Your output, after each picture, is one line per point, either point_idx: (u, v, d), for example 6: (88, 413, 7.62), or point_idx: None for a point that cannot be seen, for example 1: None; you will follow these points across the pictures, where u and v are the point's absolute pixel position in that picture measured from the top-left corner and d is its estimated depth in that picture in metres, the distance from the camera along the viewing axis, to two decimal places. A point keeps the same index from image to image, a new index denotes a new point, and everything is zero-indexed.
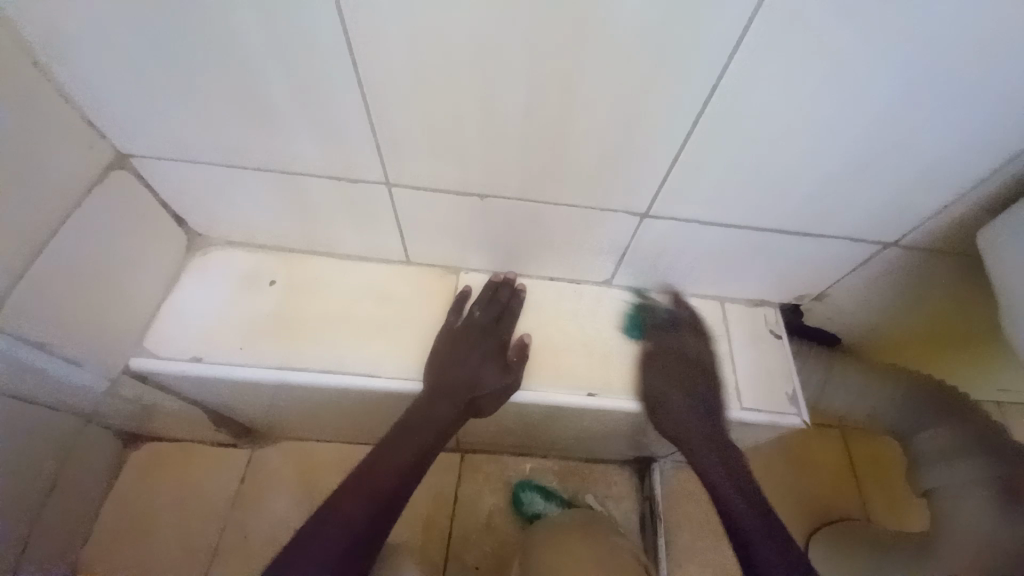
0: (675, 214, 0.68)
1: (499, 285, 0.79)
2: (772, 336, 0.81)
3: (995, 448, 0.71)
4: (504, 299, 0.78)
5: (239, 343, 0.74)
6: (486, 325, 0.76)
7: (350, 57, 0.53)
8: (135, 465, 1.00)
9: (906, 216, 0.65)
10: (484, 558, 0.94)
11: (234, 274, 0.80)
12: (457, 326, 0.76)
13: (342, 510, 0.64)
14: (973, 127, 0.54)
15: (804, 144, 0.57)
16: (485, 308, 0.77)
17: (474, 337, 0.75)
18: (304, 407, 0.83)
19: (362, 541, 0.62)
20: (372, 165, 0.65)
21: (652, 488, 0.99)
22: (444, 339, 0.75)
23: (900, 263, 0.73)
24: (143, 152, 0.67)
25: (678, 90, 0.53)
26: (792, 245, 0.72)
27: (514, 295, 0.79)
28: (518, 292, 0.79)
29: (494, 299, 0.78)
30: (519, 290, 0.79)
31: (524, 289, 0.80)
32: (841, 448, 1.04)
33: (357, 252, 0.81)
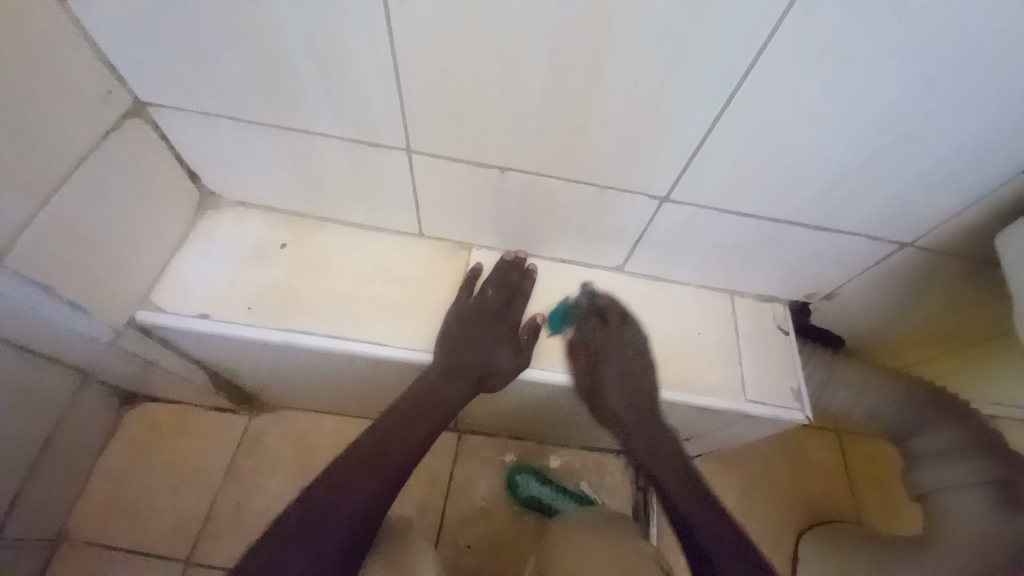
0: (691, 203, 0.67)
1: (510, 265, 0.79)
2: (779, 333, 0.81)
3: (991, 448, 0.74)
4: (514, 279, 0.78)
5: (246, 305, 0.74)
6: (497, 306, 0.76)
7: (371, 24, 0.51)
8: (134, 422, 1.01)
9: (925, 218, 0.64)
10: (478, 538, 0.95)
11: (245, 237, 0.80)
12: (468, 305, 0.76)
13: (348, 483, 0.64)
14: (1005, 129, 0.53)
15: (829, 140, 0.56)
16: (497, 288, 0.77)
17: (486, 317, 0.75)
18: (309, 375, 0.83)
19: (367, 516, 0.62)
20: (389, 135, 0.64)
21: (647, 479, 1.00)
22: (454, 315, 0.75)
23: (914, 266, 0.72)
24: (161, 105, 0.66)
25: (708, 73, 0.51)
26: (808, 243, 0.71)
27: (525, 276, 0.78)
28: (528, 273, 0.79)
29: (505, 279, 0.78)
30: (529, 271, 0.79)
31: (536, 270, 0.80)
32: (837, 451, 1.04)
33: (370, 223, 0.80)
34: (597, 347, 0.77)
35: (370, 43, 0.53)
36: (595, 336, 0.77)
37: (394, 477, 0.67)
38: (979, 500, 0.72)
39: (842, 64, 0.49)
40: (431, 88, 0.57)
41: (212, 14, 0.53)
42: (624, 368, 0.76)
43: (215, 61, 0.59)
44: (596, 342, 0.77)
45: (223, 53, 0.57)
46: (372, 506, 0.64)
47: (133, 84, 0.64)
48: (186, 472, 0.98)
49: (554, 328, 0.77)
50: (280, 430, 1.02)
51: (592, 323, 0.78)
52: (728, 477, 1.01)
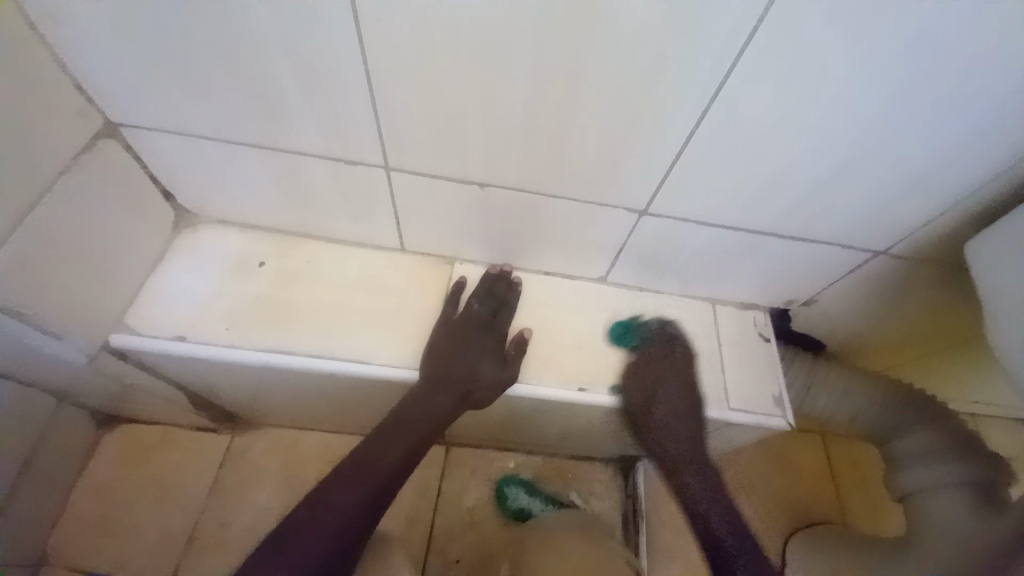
0: (672, 214, 0.67)
1: (494, 277, 0.79)
2: (761, 339, 0.82)
3: (972, 450, 0.76)
4: (500, 291, 0.78)
5: (226, 325, 0.72)
6: (484, 319, 0.76)
7: (351, 41, 0.51)
8: (113, 443, 0.98)
9: (897, 226, 0.66)
10: (467, 552, 0.94)
11: (225, 254, 0.78)
12: (454, 318, 0.76)
13: (333, 503, 0.63)
14: (969, 139, 0.55)
15: (803, 150, 0.57)
16: (483, 300, 0.77)
17: (472, 331, 0.75)
18: (291, 393, 0.82)
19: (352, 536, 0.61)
20: (370, 150, 0.64)
21: (636, 486, 1.00)
22: (440, 329, 0.74)
23: (890, 272, 0.73)
24: (137, 122, 0.65)
25: (686, 87, 0.52)
26: (788, 251, 0.72)
27: (510, 289, 0.78)
28: (513, 285, 0.79)
29: (490, 292, 0.78)
30: (514, 283, 0.79)
31: (521, 282, 0.79)
32: (822, 453, 1.06)
33: (352, 238, 0.80)
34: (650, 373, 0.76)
35: (350, 59, 0.53)
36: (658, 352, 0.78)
37: (378, 496, 0.65)
38: (961, 500, 0.74)
39: (813, 77, 0.50)
40: (413, 104, 0.57)
41: (189, 30, 0.53)
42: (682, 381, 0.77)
43: (193, 77, 0.58)
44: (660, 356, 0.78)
45: (200, 69, 0.56)
46: (359, 522, 0.63)
47: (106, 101, 0.63)
48: (167, 493, 0.96)
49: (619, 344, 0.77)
50: (265, 448, 1.01)
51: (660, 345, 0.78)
52: None
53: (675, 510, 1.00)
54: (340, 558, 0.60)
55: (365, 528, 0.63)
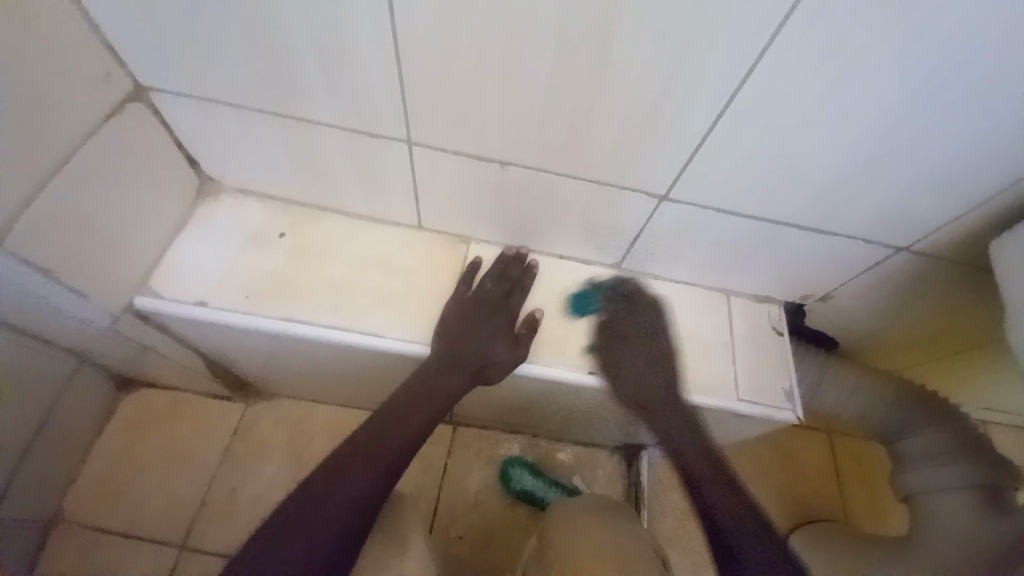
0: (691, 202, 0.67)
1: (510, 259, 0.79)
2: (773, 333, 0.81)
3: (978, 452, 0.75)
4: (514, 272, 0.78)
5: (244, 293, 0.74)
6: (496, 298, 0.76)
7: (378, 12, 0.51)
8: (131, 406, 1.01)
9: (922, 223, 0.64)
10: (470, 529, 0.96)
11: (244, 224, 0.79)
12: (467, 296, 0.76)
13: (352, 470, 0.64)
14: (1007, 134, 0.53)
15: (830, 142, 0.56)
16: (497, 282, 0.77)
17: (485, 309, 0.75)
18: (305, 364, 0.83)
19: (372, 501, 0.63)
20: (390, 125, 0.64)
21: (638, 474, 1.01)
22: (453, 308, 0.75)
23: (909, 270, 0.72)
24: (161, 90, 0.66)
25: (713, 71, 0.51)
26: (806, 245, 0.71)
27: (525, 270, 0.78)
28: (529, 267, 0.79)
29: (505, 274, 0.78)
30: (530, 265, 0.79)
31: (536, 265, 0.79)
32: (828, 451, 1.05)
33: (369, 213, 0.80)
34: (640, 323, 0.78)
35: (373, 29, 0.53)
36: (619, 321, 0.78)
37: (392, 465, 0.67)
38: (966, 502, 0.73)
39: (847, 65, 0.49)
40: (434, 78, 0.57)
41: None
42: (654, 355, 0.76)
43: (220, 47, 0.58)
44: (624, 325, 0.77)
45: (224, 36, 0.57)
46: (373, 488, 0.64)
47: (135, 67, 0.63)
48: (182, 457, 0.99)
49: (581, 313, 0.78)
50: (276, 417, 1.03)
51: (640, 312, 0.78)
52: None
53: (677, 499, 1.01)
54: (357, 522, 0.61)
55: (383, 495, 0.65)
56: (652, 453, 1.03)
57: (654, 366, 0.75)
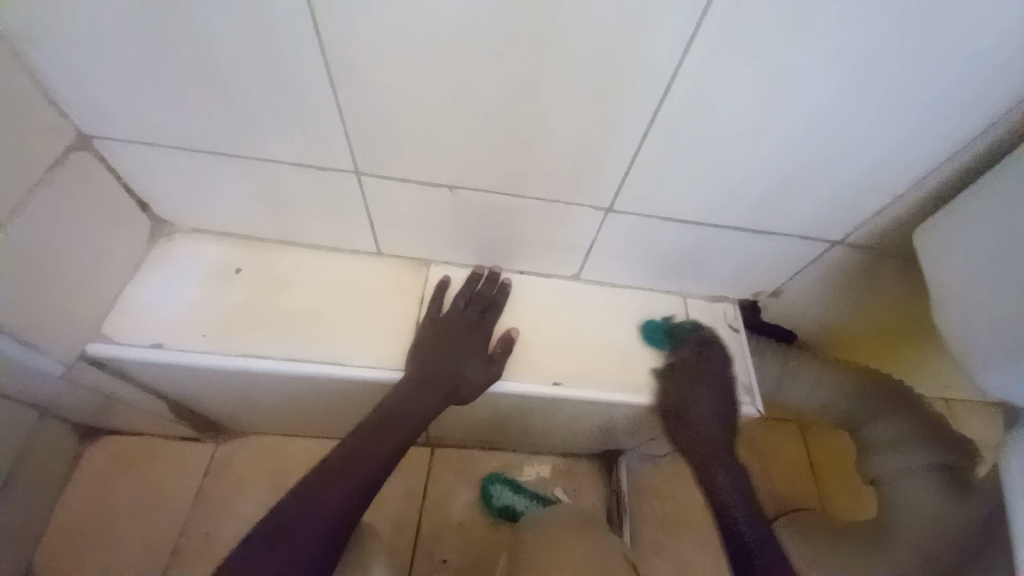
0: (638, 211, 0.69)
1: (483, 278, 0.80)
2: (730, 330, 0.84)
3: (940, 436, 0.79)
4: (488, 292, 0.79)
5: (202, 332, 0.73)
6: (470, 318, 0.77)
7: (316, 49, 0.53)
8: (96, 457, 0.98)
9: (852, 218, 0.68)
10: (453, 551, 0.95)
11: (202, 263, 0.79)
12: (440, 317, 0.77)
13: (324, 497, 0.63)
14: (912, 131, 0.57)
15: (756, 146, 0.60)
16: (473, 301, 0.78)
17: (459, 329, 0.76)
18: (272, 398, 0.82)
19: (343, 528, 0.61)
20: (339, 156, 0.65)
21: (619, 481, 1.01)
22: (426, 329, 0.76)
23: (849, 262, 0.76)
24: (108, 134, 0.66)
25: (640, 87, 0.54)
26: (752, 245, 0.74)
27: (500, 290, 0.79)
28: (502, 286, 0.79)
29: (479, 293, 0.79)
30: (505, 284, 0.80)
31: (509, 284, 0.80)
32: (800, 442, 1.08)
33: (327, 243, 0.80)
34: (708, 346, 0.80)
35: (312, 66, 0.54)
36: (691, 352, 0.79)
37: (359, 491, 0.65)
38: (929, 482, 0.76)
39: (758, 76, 0.52)
40: (375, 108, 0.58)
41: (155, 44, 0.54)
42: (720, 383, 0.78)
43: (162, 89, 0.59)
44: (693, 357, 0.79)
45: (167, 80, 0.58)
46: (346, 514, 0.62)
47: (79, 115, 0.63)
48: (151, 503, 0.96)
49: (535, 347, 0.78)
50: (249, 456, 1.01)
51: (693, 346, 0.80)
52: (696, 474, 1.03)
53: (657, 502, 1.01)
54: (330, 546, 0.59)
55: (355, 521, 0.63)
56: (631, 458, 1.04)
57: (715, 397, 0.77)
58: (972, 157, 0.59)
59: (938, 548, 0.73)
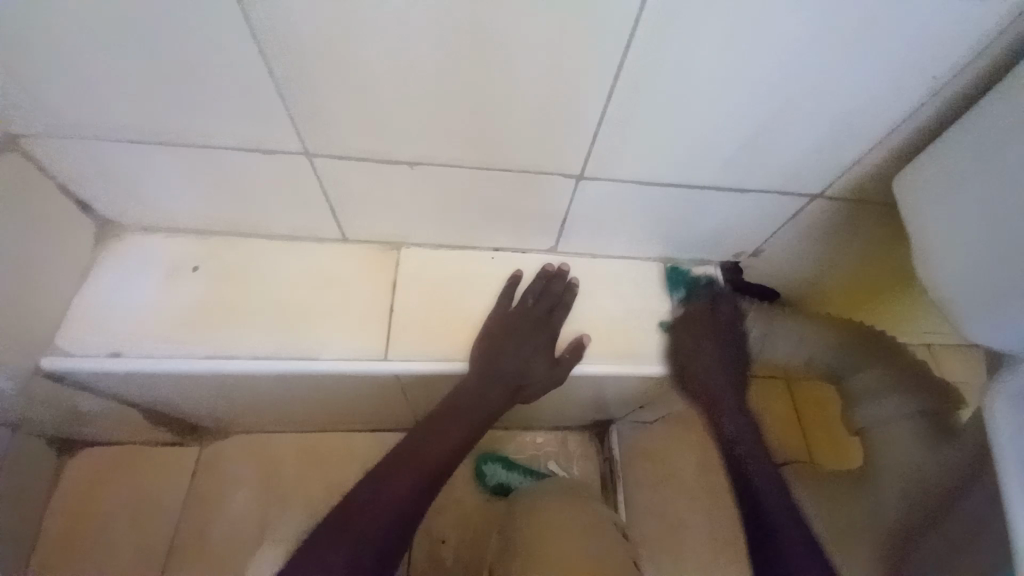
0: (609, 176, 0.66)
1: (552, 275, 0.77)
2: (712, 293, 0.83)
3: (921, 383, 0.79)
4: (557, 289, 0.76)
5: (163, 335, 0.69)
6: (541, 315, 0.74)
7: (241, 18, 0.48)
8: (77, 469, 0.95)
9: (829, 169, 0.66)
10: (451, 530, 0.95)
11: (156, 262, 0.74)
12: (512, 309, 0.74)
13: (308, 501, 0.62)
14: (888, 74, 0.54)
15: (727, 100, 0.56)
16: (541, 298, 0.76)
17: (533, 324, 0.73)
18: (248, 396, 0.80)
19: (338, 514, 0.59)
20: (285, 137, 0.61)
21: (611, 449, 1.02)
22: (487, 326, 0.73)
23: (829, 215, 0.74)
24: (32, 130, 0.61)
25: (598, 42, 0.50)
26: (730, 204, 0.72)
27: (568, 288, 0.77)
28: (571, 285, 0.77)
29: (548, 290, 0.76)
30: (574, 283, 0.78)
31: (575, 284, 0.78)
32: (787, 398, 1.09)
33: (288, 232, 0.76)
34: (719, 302, 0.81)
35: (240, 38, 0.50)
36: (705, 315, 0.79)
37: (378, 475, 0.63)
38: (913, 427, 0.76)
39: (722, 22, 0.48)
40: (316, 83, 0.54)
41: (64, 23, 0.49)
42: (716, 334, 0.78)
43: (82, 74, 0.54)
44: (711, 318, 0.79)
45: (85, 64, 0.53)
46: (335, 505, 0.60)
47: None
48: (139, 508, 0.94)
49: None
50: (235, 457, 0.97)
51: (710, 301, 0.80)
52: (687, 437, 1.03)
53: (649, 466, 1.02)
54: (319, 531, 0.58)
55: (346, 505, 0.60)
56: (622, 427, 1.03)
57: (723, 350, 0.78)
58: (954, 97, 0.57)
59: (920, 492, 0.73)
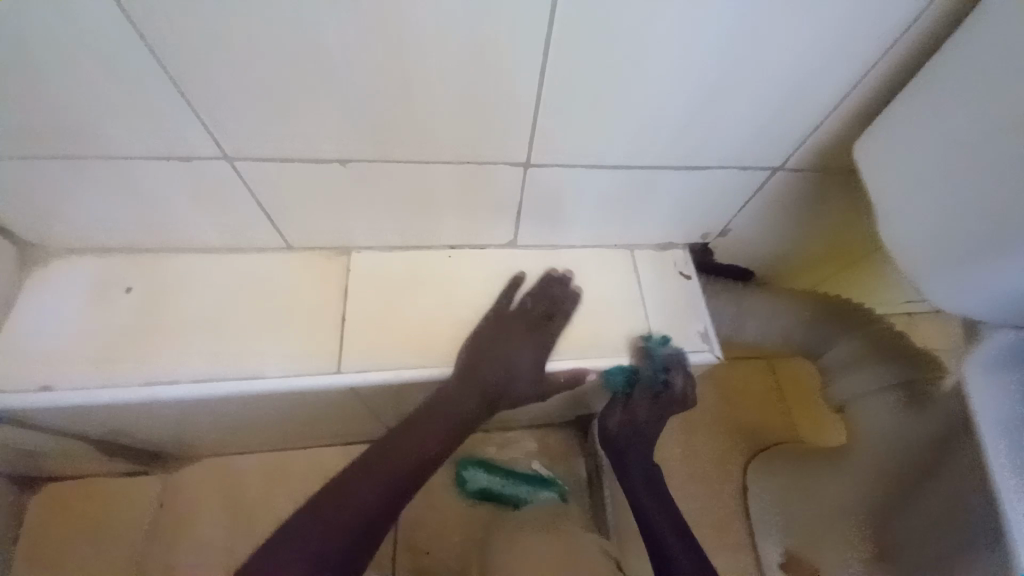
0: (556, 161, 0.62)
1: (554, 278, 0.75)
2: (682, 277, 0.79)
3: (892, 350, 0.72)
4: (556, 294, 0.74)
5: (96, 364, 0.65)
6: (535, 321, 0.72)
7: (118, 12, 0.43)
8: (34, 509, 0.90)
9: (787, 139, 0.63)
10: (434, 540, 0.92)
11: (86, 286, 0.70)
12: (507, 311, 0.72)
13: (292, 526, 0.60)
14: (836, 31, 0.50)
15: (667, 70, 0.53)
16: (540, 300, 0.73)
17: (523, 329, 0.71)
18: (203, 419, 0.76)
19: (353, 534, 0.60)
20: (201, 141, 0.56)
21: (594, 445, 0.98)
22: (484, 324, 0.71)
23: (793, 187, 0.71)
24: None
25: (519, 15, 0.46)
26: (687, 184, 0.68)
27: (568, 295, 0.74)
28: (572, 292, 0.75)
29: (549, 292, 0.74)
30: (574, 290, 0.75)
31: (579, 292, 0.75)
32: (770, 377, 1.07)
33: (229, 243, 0.72)
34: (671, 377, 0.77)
35: (125, 37, 0.45)
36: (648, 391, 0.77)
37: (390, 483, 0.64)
38: (887, 402, 0.72)
39: None
40: (220, 81, 0.49)
41: None
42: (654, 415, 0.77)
43: None
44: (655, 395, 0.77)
45: None
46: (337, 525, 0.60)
47: None
48: (106, 544, 0.89)
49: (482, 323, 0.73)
50: (202, 482, 0.93)
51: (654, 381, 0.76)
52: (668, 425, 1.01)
53: None
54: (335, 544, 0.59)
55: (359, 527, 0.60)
56: None
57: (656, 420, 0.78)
58: (910, 53, 0.53)
59: (897, 469, 0.71)
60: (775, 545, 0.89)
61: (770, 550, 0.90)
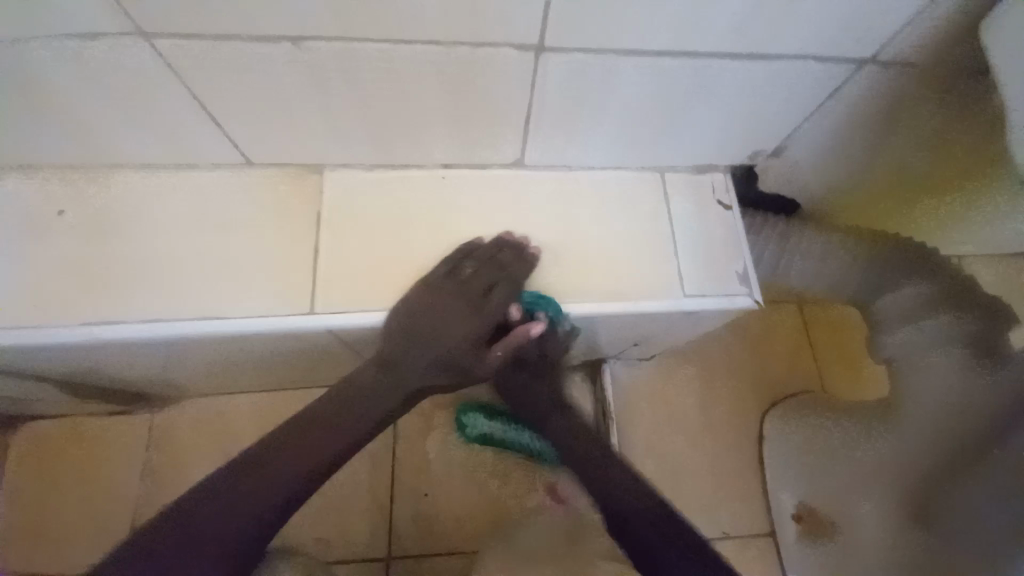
0: (575, 49, 0.48)
1: (503, 243, 0.61)
2: (720, 206, 0.67)
3: (968, 300, 0.64)
4: (506, 262, 0.61)
5: (36, 302, 0.57)
6: (477, 296, 0.61)
7: None
8: (17, 448, 0.87)
9: (882, 20, 0.48)
10: (436, 484, 0.88)
11: (14, 211, 0.59)
12: (444, 280, 0.60)
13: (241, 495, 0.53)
14: None
15: None
16: (483, 271, 0.60)
17: (461, 306, 0.60)
18: (173, 362, 0.68)
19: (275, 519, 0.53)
20: (106, 16, 0.43)
21: (604, 389, 0.90)
22: (419, 293, 0.59)
23: (875, 90, 0.57)
24: None
25: None
26: (740, 85, 0.54)
27: (521, 262, 0.61)
28: (526, 258, 0.61)
29: (494, 260, 0.61)
30: (530, 257, 0.61)
31: (535, 257, 0.62)
32: (800, 322, 0.98)
33: (178, 160, 0.60)
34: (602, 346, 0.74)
35: None
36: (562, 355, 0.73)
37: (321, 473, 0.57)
38: (948, 362, 0.62)
39: None
40: None
41: None
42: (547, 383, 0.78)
43: None
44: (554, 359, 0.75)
45: None
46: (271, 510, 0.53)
47: None
48: (95, 484, 0.86)
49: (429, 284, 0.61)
50: (189, 423, 0.89)
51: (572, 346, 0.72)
52: (685, 372, 0.94)
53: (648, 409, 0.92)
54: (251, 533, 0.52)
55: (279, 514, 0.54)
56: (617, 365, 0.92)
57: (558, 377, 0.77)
58: None
59: (947, 438, 0.62)
60: (791, 497, 0.85)
61: (785, 502, 0.86)
